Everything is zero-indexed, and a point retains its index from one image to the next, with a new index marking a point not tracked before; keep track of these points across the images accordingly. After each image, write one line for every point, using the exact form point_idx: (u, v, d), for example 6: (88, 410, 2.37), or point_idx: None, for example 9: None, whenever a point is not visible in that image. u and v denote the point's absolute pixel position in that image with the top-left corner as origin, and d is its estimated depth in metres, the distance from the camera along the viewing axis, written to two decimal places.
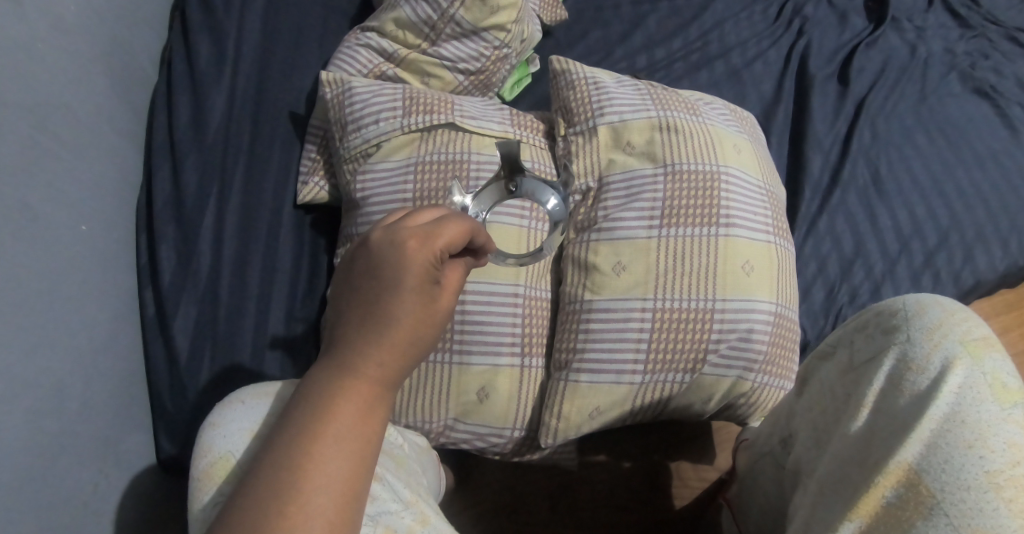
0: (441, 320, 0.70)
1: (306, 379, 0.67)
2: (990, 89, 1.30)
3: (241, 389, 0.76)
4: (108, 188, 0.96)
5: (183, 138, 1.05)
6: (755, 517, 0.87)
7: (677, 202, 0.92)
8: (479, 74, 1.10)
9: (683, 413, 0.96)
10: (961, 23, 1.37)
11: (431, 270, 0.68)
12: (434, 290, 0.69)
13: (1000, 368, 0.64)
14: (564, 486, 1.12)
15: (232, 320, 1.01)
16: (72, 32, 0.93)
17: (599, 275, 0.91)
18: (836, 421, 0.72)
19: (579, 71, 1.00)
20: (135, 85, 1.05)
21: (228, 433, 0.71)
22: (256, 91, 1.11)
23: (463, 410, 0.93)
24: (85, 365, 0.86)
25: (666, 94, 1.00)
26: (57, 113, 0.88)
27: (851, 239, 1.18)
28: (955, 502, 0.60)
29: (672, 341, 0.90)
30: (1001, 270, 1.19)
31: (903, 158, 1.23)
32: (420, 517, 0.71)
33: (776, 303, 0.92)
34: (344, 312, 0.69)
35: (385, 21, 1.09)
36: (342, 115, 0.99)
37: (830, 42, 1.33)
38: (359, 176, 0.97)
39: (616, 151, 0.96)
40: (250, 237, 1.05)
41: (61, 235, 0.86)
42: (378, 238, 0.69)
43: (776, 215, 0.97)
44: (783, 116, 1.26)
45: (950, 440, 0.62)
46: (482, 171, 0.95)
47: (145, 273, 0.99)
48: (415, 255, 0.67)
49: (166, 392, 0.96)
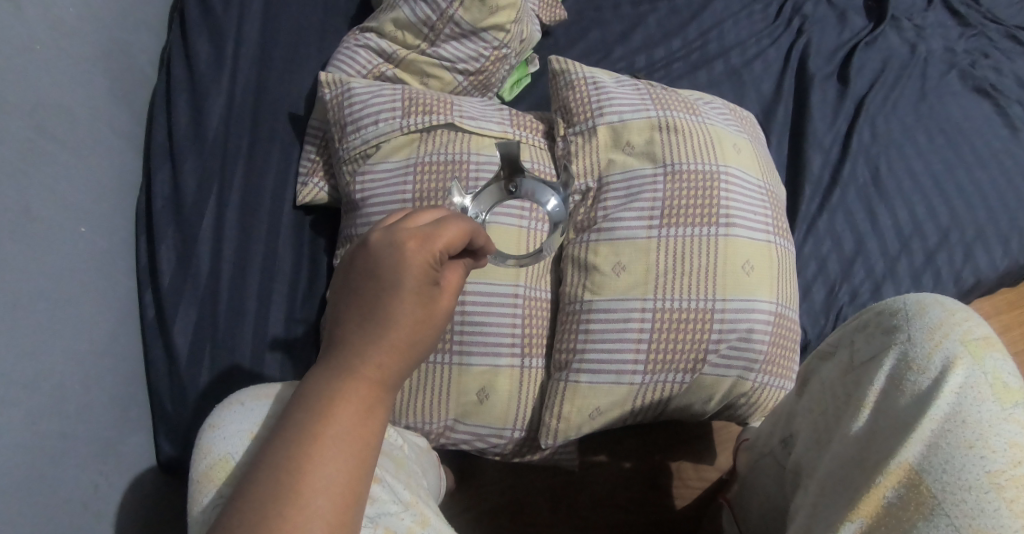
0: (440, 321, 0.70)
1: (305, 380, 0.67)
2: (990, 88, 1.30)
3: (240, 391, 0.75)
4: (107, 190, 0.96)
5: (182, 140, 1.04)
6: (755, 516, 0.87)
7: (677, 202, 0.91)
8: (478, 74, 1.10)
9: (683, 413, 0.96)
10: (961, 22, 1.37)
11: (431, 271, 0.68)
12: (433, 292, 0.69)
13: (1000, 368, 0.64)
14: (564, 486, 1.12)
15: (232, 322, 1.01)
16: (71, 34, 0.93)
17: (599, 275, 0.91)
18: (837, 421, 0.72)
19: (578, 71, 1.00)
20: (134, 86, 1.05)
21: (228, 435, 0.71)
22: (255, 92, 1.11)
23: (463, 411, 0.93)
24: (85, 367, 0.86)
25: (666, 94, 1.00)
26: (56, 115, 0.88)
27: (851, 239, 1.18)
28: (956, 502, 0.60)
29: (672, 341, 0.90)
30: (1001, 269, 1.19)
31: (903, 157, 1.23)
32: (420, 518, 0.71)
33: (776, 303, 0.92)
34: (343, 313, 0.69)
35: (385, 21, 1.08)
36: (341, 115, 0.99)
37: (830, 41, 1.33)
38: (358, 177, 0.97)
39: (616, 151, 0.95)
40: (249, 238, 1.05)
41: (60, 237, 0.85)
42: (378, 239, 0.69)
43: (776, 215, 0.97)
44: (783, 115, 1.26)
45: (951, 440, 0.62)
46: (481, 172, 0.95)
47: (145, 275, 0.99)
48: (415, 256, 0.67)
49: (165, 394, 0.96)
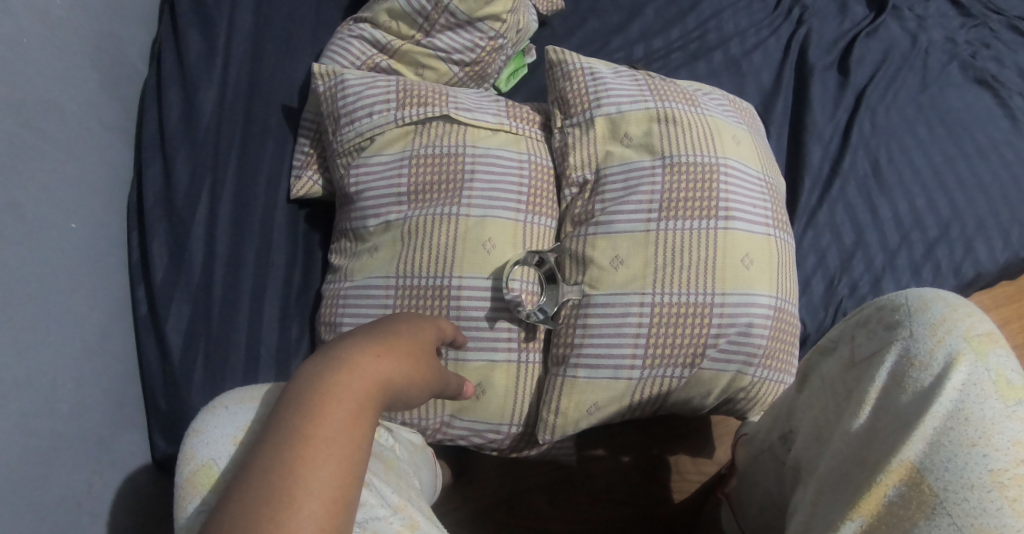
0: (422, 381, 0.72)
1: (290, 384, 0.64)
2: (990, 80, 1.28)
3: (226, 394, 0.73)
4: (98, 186, 0.95)
5: (172, 134, 1.03)
6: (755, 511, 0.87)
7: (677, 194, 0.90)
8: (474, 65, 1.08)
9: (682, 407, 0.95)
10: (961, 12, 1.35)
11: (426, 348, 0.74)
12: (424, 357, 0.73)
13: (1003, 365, 0.63)
14: (561, 481, 1.11)
15: (225, 319, 1.00)
16: (59, 26, 0.91)
17: (598, 270, 0.90)
18: (836, 417, 0.71)
19: (575, 62, 0.99)
20: (124, 79, 1.03)
21: (210, 441, 0.68)
22: (247, 85, 1.09)
23: (459, 407, 0.92)
24: (77, 367, 0.85)
25: (665, 84, 0.98)
26: (44, 111, 0.86)
27: (851, 232, 1.17)
28: (958, 501, 0.60)
29: (671, 334, 0.88)
30: (1002, 262, 1.18)
31: (903, 149, 1.22)
32: (409, 522, 0.68)
33: (776, 297, 0.91)
34: (340, 338, 0.69)
35: (379, 12, 1.07)
36: (334, 107, 0.98)
37: (831, 31, 1.31)
38: (353, 169, 0.97)
39: (614, 143, 0.94)
40: (242, 234, 1.04)
41: (49, 237, 0.84)
42: (381, 319, 0.76)
43: (776, 207, 0.96)
44: (782, 106, 1.24)
45: (953, 439, 0.61)
46: (476, 165, 0.94)
47: (137, 271, 0.98)
48: (414, 331, 0.75)
49: (159, 392, 0.95)
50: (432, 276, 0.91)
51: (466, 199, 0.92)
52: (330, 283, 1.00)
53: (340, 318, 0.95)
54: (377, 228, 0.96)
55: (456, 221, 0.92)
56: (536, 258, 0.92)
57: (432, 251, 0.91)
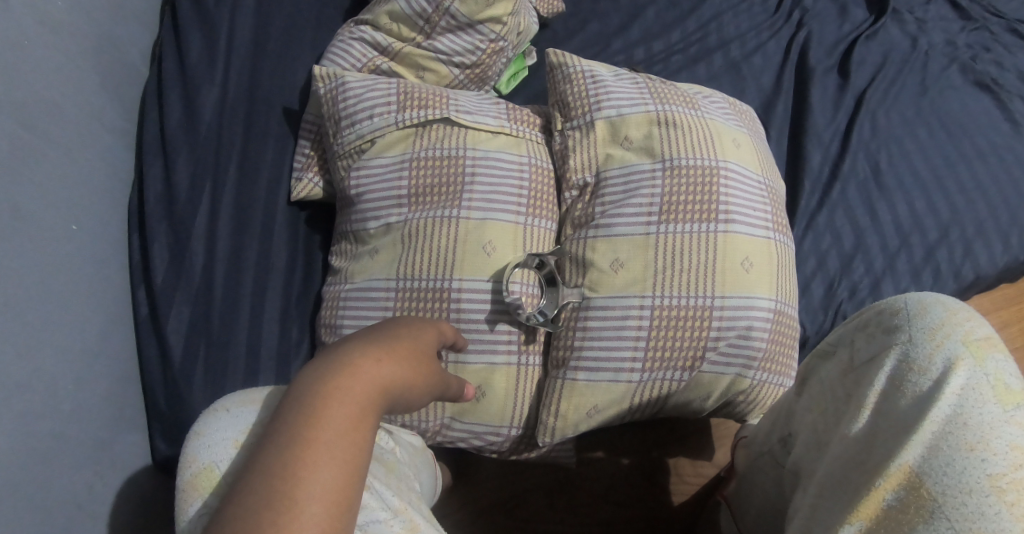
0: (422, 385, 0.72)
1: (291, 387, 0.64)
2: (990, 83, 1.29)
3: (228, 397, 0.73)
4: (99, 189, 0.95)
5: (173, 136, 1.03)
6: (754, 514, 0.87)
7: (677, 197, 0.90)
8: (475, 68, 1.08)
9: (682, 410, 0.95)
10: (961, 15, 1.36)
11: (426, 351, 0.75)
12: (425, 361, 0.73)
13: (1002, 369, 0.63)
14: (561, 483, 1.12)
15: (226, 321, 1.00)
16: (61, 28, 0.91)
17: (598, 273, 0.91)
18: (836, 421, 0.71)
19: (576, 65, 0.99)
20: (125, 81, 1.03)
21: (212, 444, 0.69)
22: (248, 87, 1.09)
23: (459, 410, 0.93)
24: (78, 369, 0.85)
25: (665, 87, 0.98)
26: (45, 114, 0.86)
27: (851, 234, 1.17)
28: (956, 505, 0.60)
29: (671, 337, 0.88)
30: (1001, 265, 1.18)
31: (903, 152, 1.22)
32: (409, 525, 0.69)
33: (776, 300, 0.91)
34: (341, 341, 0.69)
35: (380, 14, 1.07)
36: (335, 110, 0.98)
37: (831, 34, 1.31)
38: (353, 171, 0.97)
39: (614, 146, 0.94)
40: (243, 235, 1.04)
41: (50, 239, 0.84)
42: (384, 322, 0.76)
43: (776, 210, 0.96)
44: (782, 109, 1.24)
45: (952, 443, 0.61)
46: (477, 167, 0.94)
47: (138, 273, 0.98)
48: (415, 334, 0.75)
49: (159, 393, 0.95)
50: (432, 279, 0.91)
51: (466, 202, 0.92)
52: (330, 285, 1.00)
53: (341, 320, 0.95)
54: (377, 230, 0.96)
55: (456, 223, 0.92)
56: (536, 261, 0.93)
57: (433, 254, 0.91)
